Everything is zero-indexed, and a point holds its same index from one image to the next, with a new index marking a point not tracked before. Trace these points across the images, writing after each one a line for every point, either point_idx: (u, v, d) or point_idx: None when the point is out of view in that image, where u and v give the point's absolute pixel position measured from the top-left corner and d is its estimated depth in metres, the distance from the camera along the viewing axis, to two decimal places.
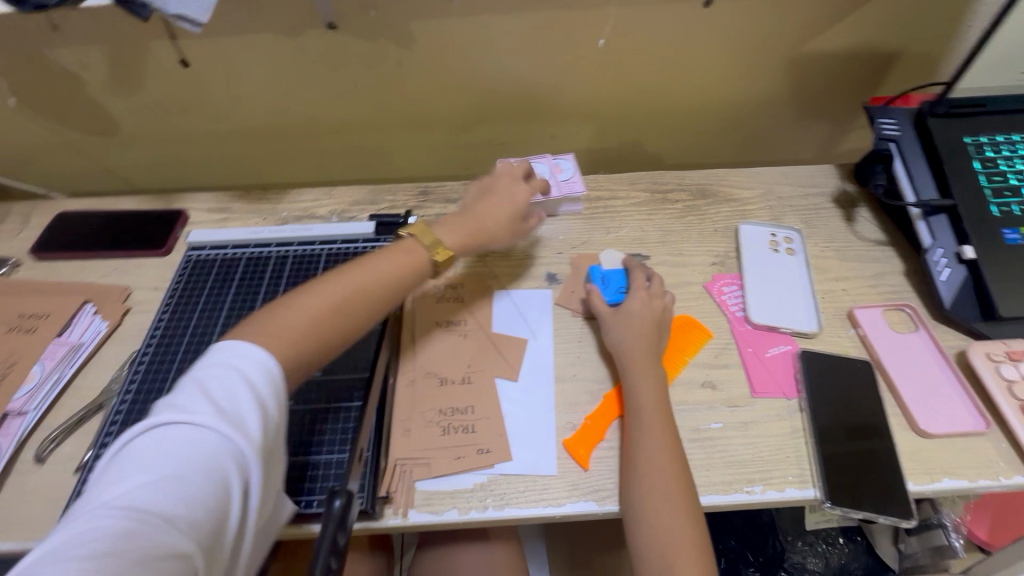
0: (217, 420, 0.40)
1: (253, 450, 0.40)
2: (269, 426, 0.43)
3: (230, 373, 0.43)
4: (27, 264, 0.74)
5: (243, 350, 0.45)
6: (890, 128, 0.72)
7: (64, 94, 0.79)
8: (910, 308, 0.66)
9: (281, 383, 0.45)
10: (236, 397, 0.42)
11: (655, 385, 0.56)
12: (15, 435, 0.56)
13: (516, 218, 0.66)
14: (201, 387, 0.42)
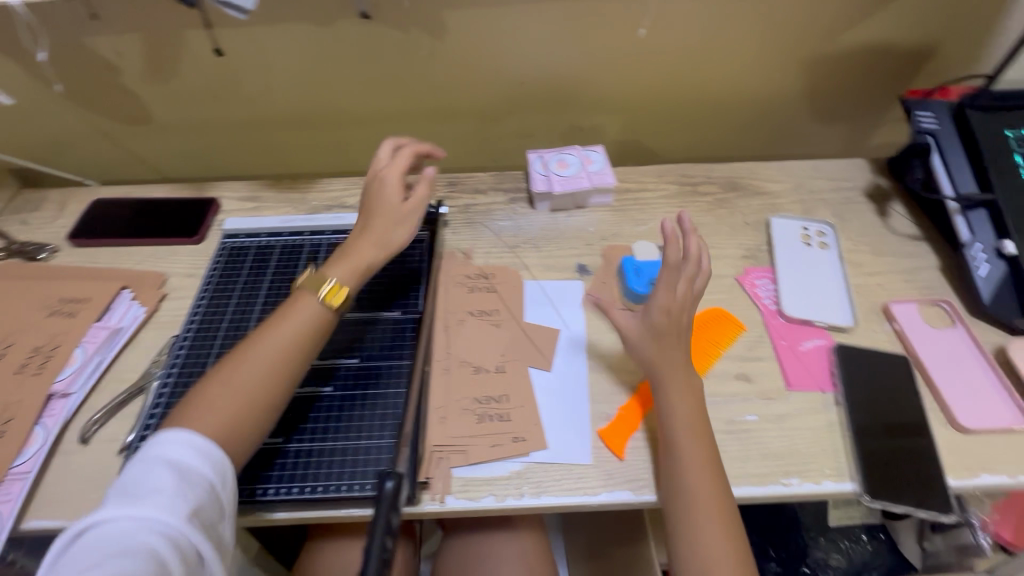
0: (148, 505, 0.41)
1: (190, 523, 0.42)
2: (202, 499, 0.44)
3: (152, 462, 0.44)
4: (65, 250, 0.75)
5: (162, 436, 0.46)
6: (928, 122, 0.71)
7: (99, 82, 0.80)
8: (946, 304, 0.66)
9: (219, 454, 0.46)
10: (166, 479, 0.43)
11: (686, 388, 0.54)
12: (60, 415, 0.57)
13: (398, 199, 0.62)
14: (127, 480, 0.43)
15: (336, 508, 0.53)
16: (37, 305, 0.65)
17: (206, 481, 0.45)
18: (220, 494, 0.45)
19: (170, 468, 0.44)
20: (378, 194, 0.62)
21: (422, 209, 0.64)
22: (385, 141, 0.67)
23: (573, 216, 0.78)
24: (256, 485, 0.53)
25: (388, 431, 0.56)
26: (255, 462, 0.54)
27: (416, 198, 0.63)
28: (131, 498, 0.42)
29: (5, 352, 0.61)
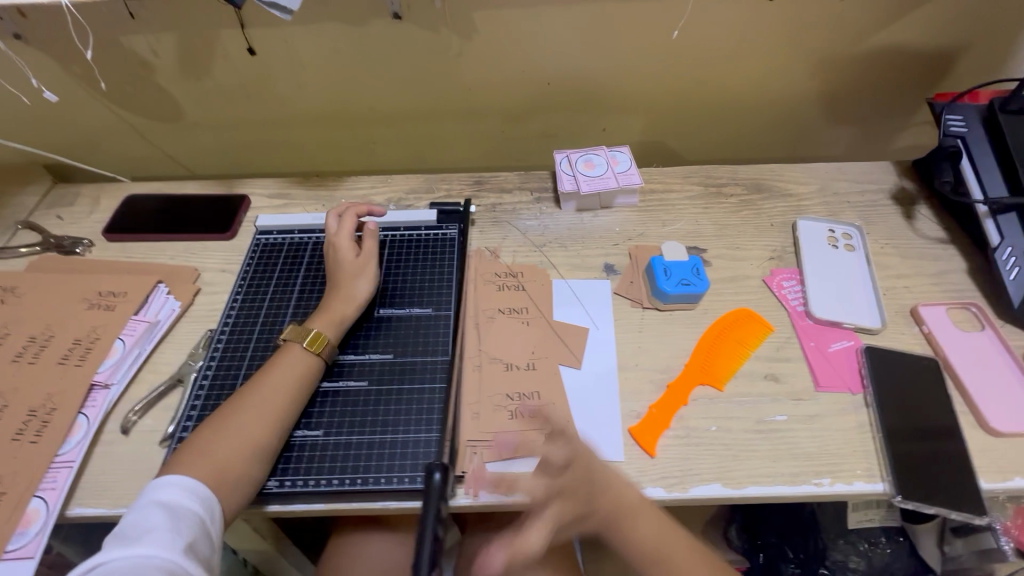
0: (142, 545, 0.43)
1: (183, 557, 0.44)
2: (194, 536, 0.46)
3: (145, 506, 0.47)
4: (100, 245, 0.76)
5: (155, 482, 0.49)
6: (957, 125, 0.72)
7: (133, 80, 0.81)
8: (976, 307, 0.66)
9: (209, 492, 0.48)
10: (157, 519, 0.45)
11: (616, 490, 0.51)
12: (102, 406, 0.58)
13: (352, 255, 0.66)
14: (123, 527, 0.45)
15: (372, 500, 0.53)
16: (76, 298, 0.66)
17: (196, 517, 0.47)
18: (211, 527, 0.48)
19: (164, 509, 0.46)
20: (335, 255, 0.66)
21: (376, 261, 0.67)
22: (328, 215, 0.72)
23: (599, 216, 0.78)
24: (295, 476, 0.54)
25: (425, 426, 0.57)
26: (294, 454, 0.55)
27: (369, 250, 0.67)
28: (127, 541, 0.44)
29: (47, 343, 0.62)
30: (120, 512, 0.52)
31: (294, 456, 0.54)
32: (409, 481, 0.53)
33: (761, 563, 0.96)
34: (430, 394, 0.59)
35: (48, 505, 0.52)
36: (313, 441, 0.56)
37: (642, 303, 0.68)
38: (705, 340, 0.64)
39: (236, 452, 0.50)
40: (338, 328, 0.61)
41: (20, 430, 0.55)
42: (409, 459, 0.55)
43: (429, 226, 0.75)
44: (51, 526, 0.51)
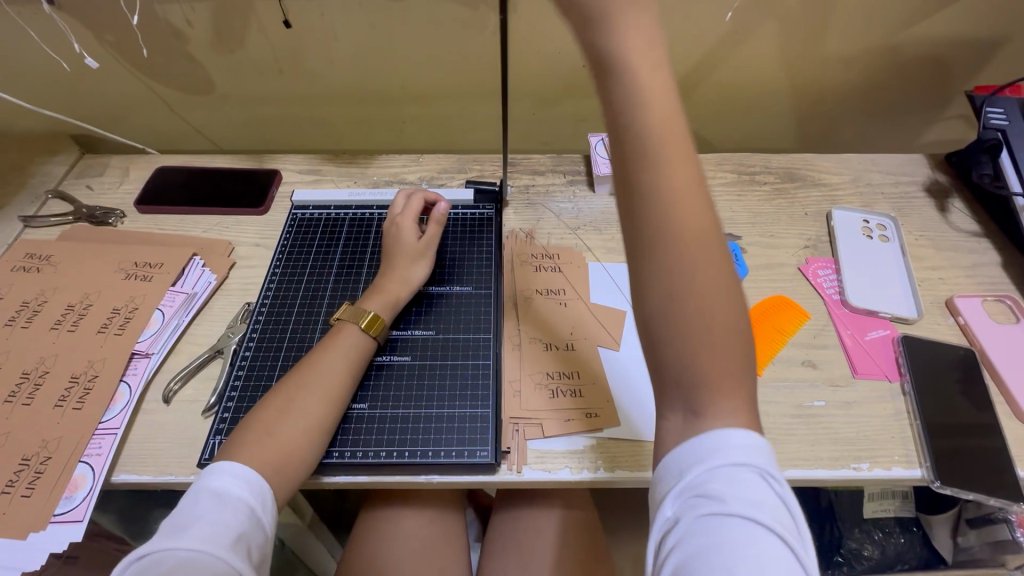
0: (191, 534, 0.41)
1: (232, 549, 0.41)
2: (246, 529, 0.43)
3: (197, 492, 0.44)
4: (132, 216, 0.75)
5: (210, 468, 0.46)
6: (998, 118, 0.72)
7: (165, 50, 0.80)
8: (1010, 300, 0.66)
9: (262, 482, 0.46)
10: (209, 507, 0.43)
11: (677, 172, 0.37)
12: (143, 375, 0.58)
13: (415, 238, 0.66)
14: (173, 513, 0.43)
15: (416, 474, 0.54)
16: (112, 268, 0.66)
17: (247, 505, 0.44)
18: (262, 519, 0.45)
19: (216, 498, 0.44)
20: (398, 235, 0.66)
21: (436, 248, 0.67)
22: (398, 192, 0.72)
23: None
24: (342, 447, 0.54)
25: (469, 402, 0.57)
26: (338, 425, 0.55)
27: (431, 237, 0.66)
28: (177, 528, 0.41)
29: (85, 312, 0.62)
30: (164, 480, 0.52)
31: (339, 427, 0.54)
32: (455, 455, 0.53)
33: None
34: (473, 371, 0.59)
35: (94, 471, 0.52)
36: (358, 414, 0.56)
37: None
38: None
39: (295, 436, 0.49)
40: (391, 311, 0.61)
41: (63, 397, 0.55)
42: (455, 432, 0.55)
43: (465, 206, 0.75)
44: (97, 491, 0.51)
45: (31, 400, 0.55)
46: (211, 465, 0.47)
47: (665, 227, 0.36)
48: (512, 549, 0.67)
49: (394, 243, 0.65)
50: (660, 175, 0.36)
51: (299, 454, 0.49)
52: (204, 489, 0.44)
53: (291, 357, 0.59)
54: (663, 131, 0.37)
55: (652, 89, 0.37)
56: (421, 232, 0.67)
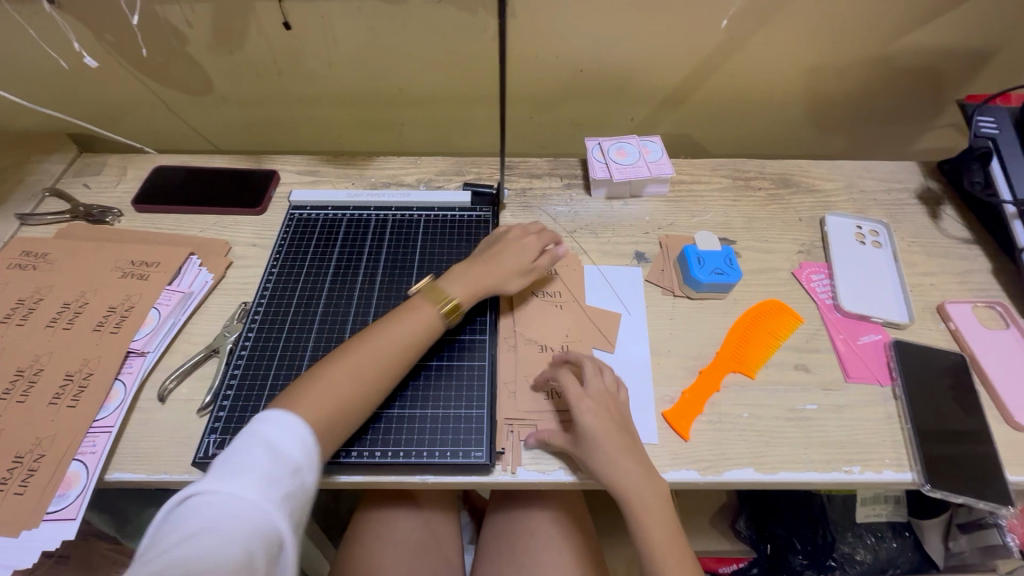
0: (244, 482, 0.41)
1: (278, 506, 0.41)
2: (294, 490, 0.43)
3: (251, 439, 0.44)
4: (129, 215, 0.76)
5: (265, 417, 0.47)
6: (989, 127, 0.72)
7: (165, 50, 0.81)
8: (1000, 306, 0.67)
9: (313, 444, 0.46)
10: (262, 458, 0.43)
11: (635, 464, 0.51)
12: (138, 373, 0.58)
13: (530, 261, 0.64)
14: (228, 455, 0.43)
15: (411, 473, 0.54)
16: (108, 266, 0.66)
17: (297, 465, 0.44)
18: (308, 481, 0.45)
19: (270, 450, 0.44)
20: (519, 248, 0.64)
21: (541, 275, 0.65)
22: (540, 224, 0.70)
23: (629, 204, 0.79)
24: (361, 447, 0.54)
25: (466, 403, 0.57)
26: (367, 424, 0.55)
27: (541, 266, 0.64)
28: (229, 473, 0.41)
29: (81, 310, 0.62)
30: (158, 478, 0.52)
31: (365, 426, 0.55)
32: (449, 455, 0.54)
33: (767, 555, 0.96)
34: (467, 372, 0.60)
35: (88, 469, 0.52)
36: (388, 414, 0.56)
37: (673, 292, 0.68)
38: (736, 330, 0.65)
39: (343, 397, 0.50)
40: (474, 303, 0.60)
41: (57, 395, 0.55)
42: (450, 433, 0.55)
43: (462, 208, 0.75)
44: (91, 489, 0.51)
45: (25, 397, 0.55)
46: (272, 413, 0.47)
47: (656, 546, 0.50)
48: (507, 549, 0.67)
49: (511, 250, 0.64)
50: (623, 482, 0.51)
51: (339, 422, 0.50)
52: (260, 438, 0.45)
53: (287, 356, 0.60)
54: (623, 473, 0.51)
55: (613, 444, 0.51)
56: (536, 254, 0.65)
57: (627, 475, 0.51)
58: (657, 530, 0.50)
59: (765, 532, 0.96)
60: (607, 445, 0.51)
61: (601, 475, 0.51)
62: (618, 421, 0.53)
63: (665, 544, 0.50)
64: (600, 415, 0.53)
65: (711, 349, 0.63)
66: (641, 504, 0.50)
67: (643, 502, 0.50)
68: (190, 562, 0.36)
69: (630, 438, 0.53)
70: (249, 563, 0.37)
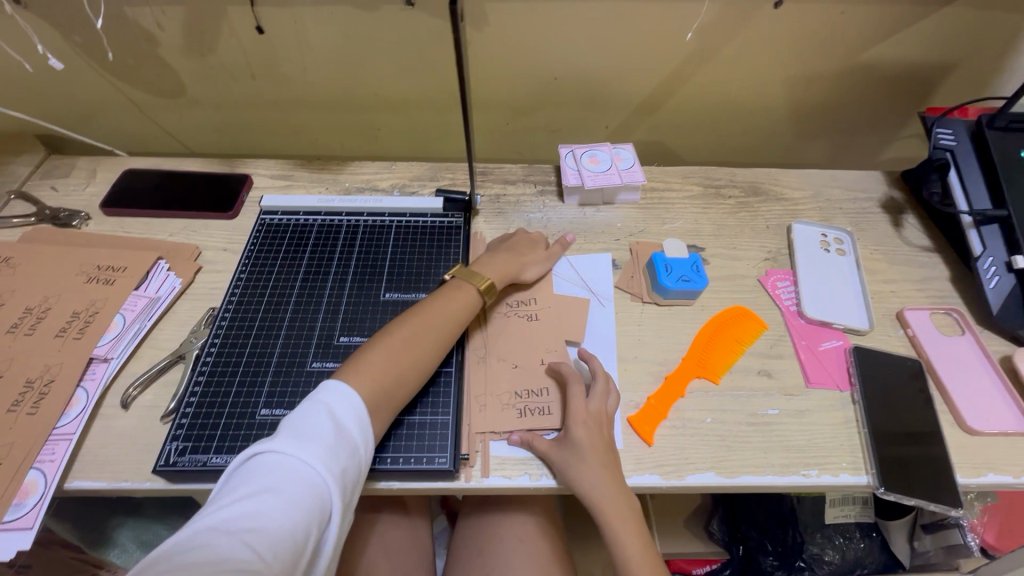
0: (307, 447, 0.42)
1: (335, 477, 0.42)
2: (349, 462, 0.44)
3: (316, 409, 0.46)
4: (97, 219, 0.75)
5: (330, 389, 0.48)
6: (947, 139, 0.75)
7: (136, 52, 0.80)
8: (957, 313, 0.69)
9: (368, 421, 0.48)
10: (325, 429, 0.44)
11: (611, 479, 0.53)
12: (101, 380, 0.57)
13: (541, 249, 0.71)
14: (294, 420, 0.45)
15: (376, 480, 0.54)
16: (73, 271, 0.65)
17: (352, 439, 0.45)
18: (363, 458, 0.46)
19: (331, 421, 0.45)
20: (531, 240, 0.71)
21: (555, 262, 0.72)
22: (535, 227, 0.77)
23: (601, 211, 0.80)
24: None
25: (435, 410, 0.58)
26: (389, 430, 0.56)
27: (554, 251, 0.71)
28: (295, 438, 0.43)
29: (44, 316, 0.61)
30: (120, 486, 0.52)
31: (388, 433, 0.55)
32: (413, 461, 0.54)
33: (740, 556, 0.96)
34: (434, 378, 0.60)
35: (46, 478, 0.51)
36: (407, 420, 0.57)
37: (642, 298, 0.69)
38: (702, 335, 0.66)
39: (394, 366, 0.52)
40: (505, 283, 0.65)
41: (17, 402, 0.54)
42: (416, 440, 0.55)
43: (435, 213, 0.76)
44: (48, 498, 0.50)
45: None
46: (335, 383, 0.49)
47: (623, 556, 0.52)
48: (477, 554, 0.67)
49: (524, 247, 0.70)
50: (599, 496, 0.52)
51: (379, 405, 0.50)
52: (323, 407, 0.46)
53: (254, 362, 0.59)
54: (602, 488, 0.52)
55: (598, 460, 0.53)
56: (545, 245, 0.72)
57: (605, 490, 0.52)
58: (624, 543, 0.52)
59: (738, 534, 0.97)
60: (592, 459, 0.53)
61: (580, 487, 0.52)
62: (607, 440, 0.55)
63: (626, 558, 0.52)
64: (588, 430, 0.54)
65: (677, 355, 0.64)
66: (614, 517, 0.52)
67: (614, 512, 0.52)
68: (254, 517, 0.38)
69: (613, 455, 0.54)
70: (303, 529, 0.39)
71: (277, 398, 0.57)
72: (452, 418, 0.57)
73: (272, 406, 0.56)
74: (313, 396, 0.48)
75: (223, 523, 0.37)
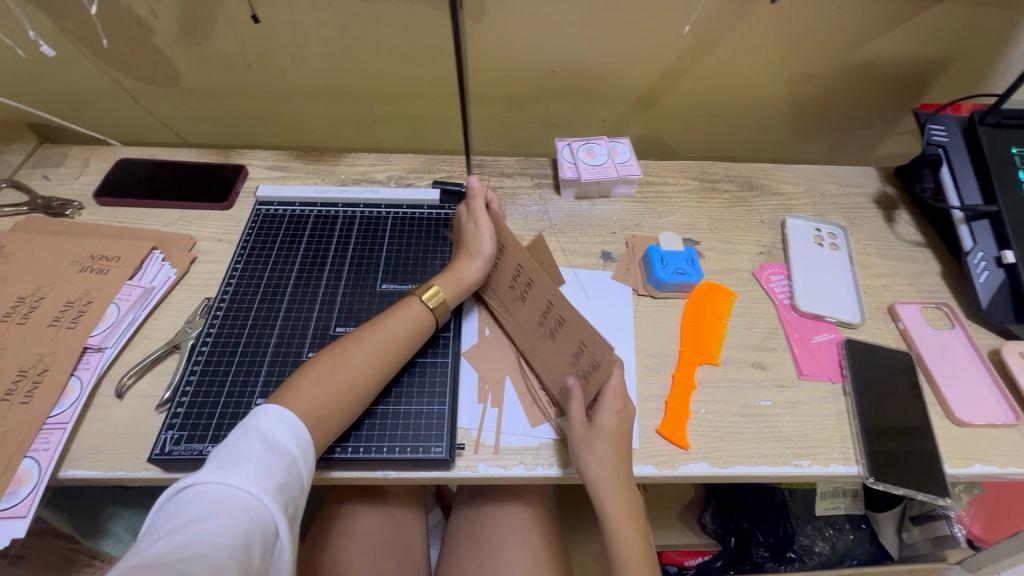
0: (239, 472, 0.41)
1: (272, 495, 0.41)
2: (286, 481, 0.43)
3: (247, 432, 0.45)
4: (90, 208, 0.74)
5: (260, 410, 0.47)
6: (940, 135, 0.75)
7: (129, 40, 0.79)
8: (947, 307, 0.70)
9: (307, 436, 0.47)
10: (257, 450, 0.43)
11: (620, 469, 0.52)
12: (96, 368, 0.57)
13: (468, 226, 0.65)
14: (224, 449, 0.43)
15: (373, 469, 0.54)
16: (66, 260, 0.65)
17: (290, 458, 0.44)
18: (302, 473, 0.45)
19: (265, 442, 0.44)
20: (460, 227, 0.67)
21: (491, 219, 0.64)
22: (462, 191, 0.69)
23: (598, 205, 0.80)
24: (351, 442, 0.54)
25: (429, 399, 0.58)
26: (359, 420, 0.55)
27: (479, 211, 0.64)
28: (225, 465, 0.41)
29: (37, 304, 0.60)
30: (115, 475, 0.52)
31: (359, 421, 0.55)
32: (409, 451, 0.54)
33: (732, 548, 0.97)
34: (422, 369, 0.60)
35: (40, 467, 0.51)
36: (379, 410, 0.56)
37: (643, 291, 0.70)
38: (688, 318, 0.67)
39: (329, 389, 0.50)
40: (457, 290, 0.61)
41: (10, 390, 0.54)
42: (410, 429, 0.55)
43: (431, 205, 0.75)
44: (43, 487, 0.50)
45: None
46: (268, 406, 0.48)
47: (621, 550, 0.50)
48: (472, 547, 0.67)
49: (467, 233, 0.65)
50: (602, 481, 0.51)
51: (324, 421, 0.49)
52: (256, 431, 0.45)
53: (250, 351, 0.59)
54: (604, 475, 0.51)
55: (611, 449, 0.52)
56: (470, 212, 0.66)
57: (613, 476, 0.51)
58: (619, 525, 0.51)
59: (730, 526, 0.97)
60: (607, 449, 0.52)
61: (590, 471, 0.51)
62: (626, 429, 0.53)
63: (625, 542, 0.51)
64: (613, 414, 0.53)
65: (672, 347, 0.65)
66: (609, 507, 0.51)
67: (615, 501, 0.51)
68: (187, 547, 0.36)
69: (623, 447, 0.53)
70: (245, 549, 0.37)
71: (273, 387, 0.57)
72: (445, 407, 0.57)
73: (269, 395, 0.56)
74: (243, 423, 0.46)
75: (153, 558, 0.35)
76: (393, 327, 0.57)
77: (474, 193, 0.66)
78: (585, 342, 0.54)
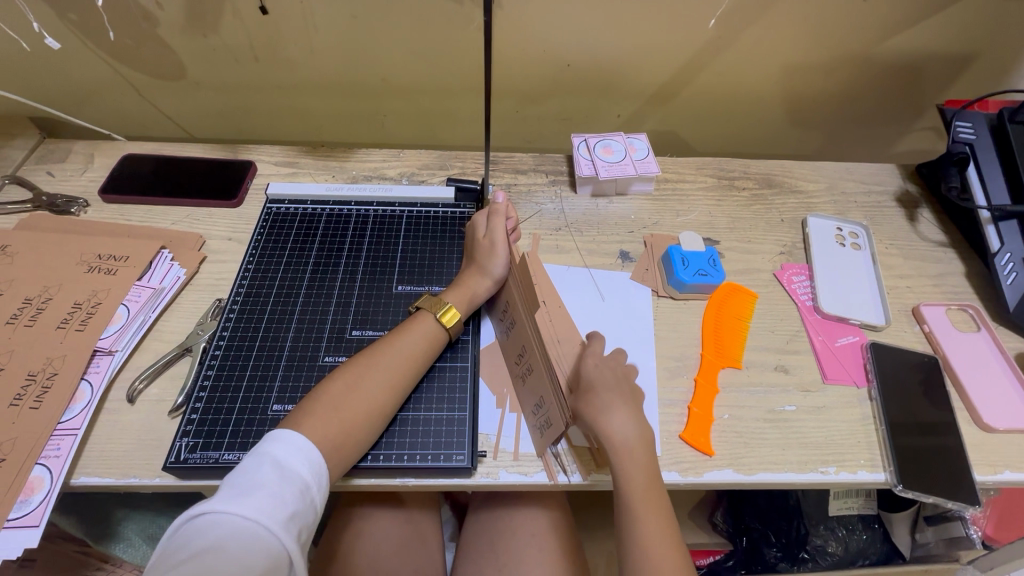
0: (252, 502, 0.40)
1: (284, 526, 0.40)
2: (298, 510, 0.42)
3: (259, 459, 0.43)
4: (96, 206, 0.72)
5: (274, 435, 0.45)
6: (966, 132, 0.74)
7: (133, 31, 0.77)
8: (973, 309, 0.69)
9: (321, 461, 0.45)
10: (270, 477, 0.42)
11: (630, 418, 0.51)
12: (106, 373, 0.56)
13: (482, 241, 0.63)
14: (236, 477, 0.42)
15: (392, 477, 0.53)
16: (74, 260, 0.63)
17: (303, 485, 0.43)
18: (315, 499, 0.44)
19: (278, 470, 0.43)
20: (473, 240, 0.65)
21: (503, 239, 0.63)
22: (482, 210, 0.67)
23: (615, 202, 0.78)
24: (377, 451, 0.53)
25: (448, 405, 0.57)
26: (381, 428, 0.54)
27: (494, 228, 0.63)
28: (238, 494, 0.40)
29: (44, 306, 0.59)
30: (128, 482, 0.51)
31: (386, 429, 0.54)
32: (431, 459, 0.53)
33: (744, 548, 0.97)
34: (439, 376, 0.59)
35: (52, 474, 0.49)
36: (403, 416, 0.55)
37: (663, 292, 0.68)
38: (709, 321, 0.66)
39: (347, 411, 0.49)
40: (470, 305, 0.60)
41: (19, 396, 0.52)
42: (431, 436, 0.54)
43: (446, 204, 0.74)
44: (55, 494, 0.49)
45: None
46: (282, 430, 0.46)
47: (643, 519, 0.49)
48: (489, 550, 0.67)
49: (480, 249, 0.63)
50: (615, 436, 0.50)
51: (344, 440, 0.48)
52: (268, 457, 0.43)
53: (264, 355, 0.58)
54: (619, 436, 0.50)
55: (618, 401, 0.52)
56: (486, 226, 0.64)
57: (630, 432, 0.51)
58: (637, 493, 0.49)
59: (742, 525, 0.97)
60: (616, 402, 0.51)
61: (611, 437, 0.50)
62: (622, 381, 0.53)
63: (658, 534, 0.48)
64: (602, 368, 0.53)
65: (696, 351, 0.63)
66: (625, 456, 0.50)
67: (633, 455, 0.50)
68: None
69: (632, 402, 0.53)
70: None
71: (290, 393, 0.55)
72: (465, 413, 0.56)
73: (285, 401, 0.55)
74: (255, 447, 0.45)
75: None
76: (407, 350, 0.55)
77: (494, 210, 0.65)
78: (544, 398, 0.53)
